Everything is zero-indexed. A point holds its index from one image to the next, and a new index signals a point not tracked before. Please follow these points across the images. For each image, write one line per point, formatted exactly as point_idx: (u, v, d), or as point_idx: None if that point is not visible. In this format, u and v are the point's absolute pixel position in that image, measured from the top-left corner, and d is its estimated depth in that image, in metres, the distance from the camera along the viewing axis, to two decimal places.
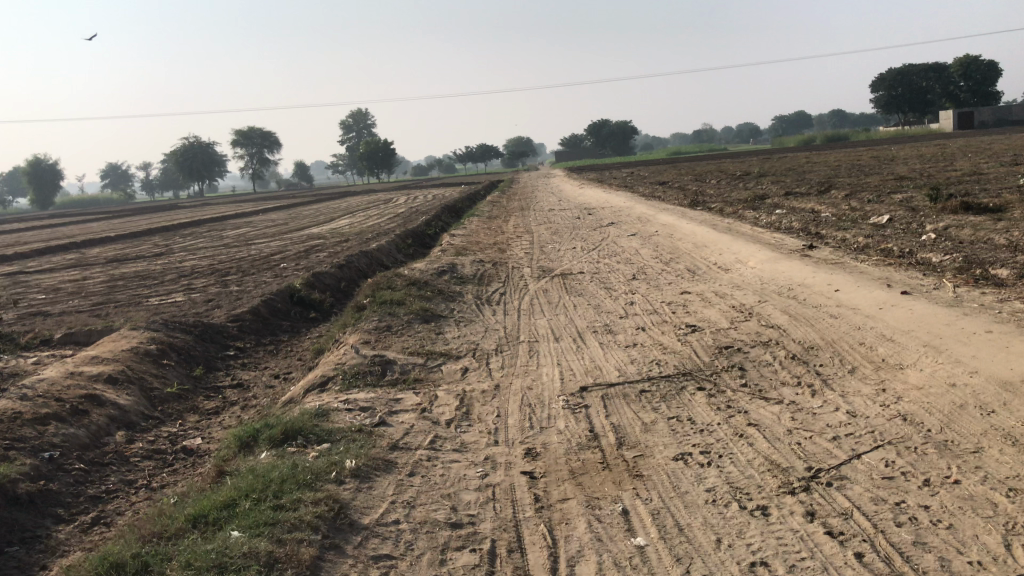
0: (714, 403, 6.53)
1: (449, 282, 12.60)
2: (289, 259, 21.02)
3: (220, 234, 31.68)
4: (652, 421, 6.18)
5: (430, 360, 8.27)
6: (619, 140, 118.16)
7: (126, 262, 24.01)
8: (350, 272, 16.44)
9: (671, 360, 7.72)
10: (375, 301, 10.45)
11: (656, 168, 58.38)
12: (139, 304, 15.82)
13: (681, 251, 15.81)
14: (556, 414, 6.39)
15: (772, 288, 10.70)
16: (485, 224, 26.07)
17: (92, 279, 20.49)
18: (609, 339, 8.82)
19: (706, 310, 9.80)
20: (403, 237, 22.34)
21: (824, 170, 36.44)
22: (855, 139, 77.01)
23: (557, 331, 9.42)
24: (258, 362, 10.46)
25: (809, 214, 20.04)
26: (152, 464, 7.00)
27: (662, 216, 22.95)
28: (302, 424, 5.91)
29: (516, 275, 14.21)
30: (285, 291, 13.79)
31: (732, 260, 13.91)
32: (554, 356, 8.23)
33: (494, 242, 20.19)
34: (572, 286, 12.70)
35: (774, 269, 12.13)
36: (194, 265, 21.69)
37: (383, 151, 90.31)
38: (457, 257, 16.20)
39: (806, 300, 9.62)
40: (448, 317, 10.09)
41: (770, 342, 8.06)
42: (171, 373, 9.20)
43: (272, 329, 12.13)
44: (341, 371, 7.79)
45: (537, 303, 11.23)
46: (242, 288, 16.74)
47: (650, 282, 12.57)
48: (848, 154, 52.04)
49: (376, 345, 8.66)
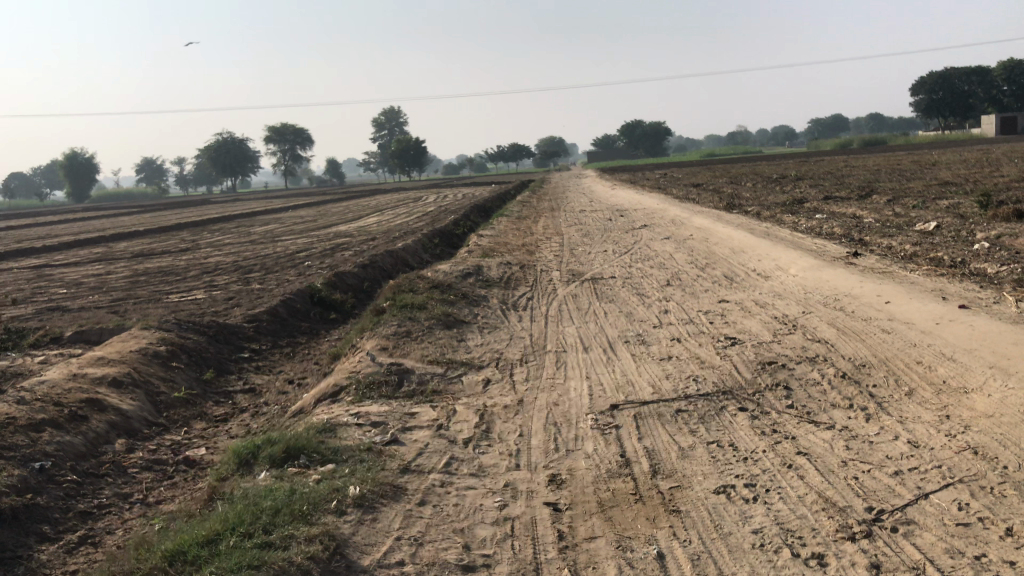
0: (758, 427, 5.95)
1: (474, 285, 12.09)
2: (313, 257, 20.64)
3: (249, 229, 31.51)
4: (689, 446, 5.60)
5: (451, 369, 7.76)
6: (653, 141, 117.11)
7: (152, 257, 23.81)
8: (374, 272, 16.00)
9: (710, 377, 7.14)
10: (395, 305, 9.97)
11: (690, 170, 57.48)
12: (159, 301, 15.50)
13: (717, 256, 15.17)
14: (585, 436, 5.84)
15: (817, 298, 10.07)
16: (515, 224, 25.58)
17: (116, 274, 20.27)
18: (642, 351, 8.26)
19: (746, 320, 9.20)
20: (431, 236, 21.87)
21: (863, 174, 35.45)
22: (894, 143, 75.54)
23: (587, 340, 8.88)
24: (273, 366, 10.03)
25: (851, 220, 19.27)
26: (152, 477, 6.57)
27: (696, 219, 22.25)
28: (306, 442, 5.42)
29: (545, 278, 13.69)
30: (306, 291, 13.36)
31: (772, 266, 13.28)
32: (583, 369, 7.67)
33: (524, 243, 19.66)
34: (603, 292, 12.14)
35: (817, 278, 11.49)
36: (219, 262, 21.42)
37: (414, 148, 90.08)
38: (484, 259, 15.71)
39: (854, 312, 8.98)
40: (471, 323, 9.58)
41: (817, 358, 7.45)
42: (181, 376, 8.78)
43: (291, 330, 11.71)
44: (355, 381, 7.30)
45: (566, 310, 10.70)
46: (264, 286, 16.39)
47: (685, 288, 11.98)
48: (888, 157, 50.81)
49: (394, 352, 8.17)
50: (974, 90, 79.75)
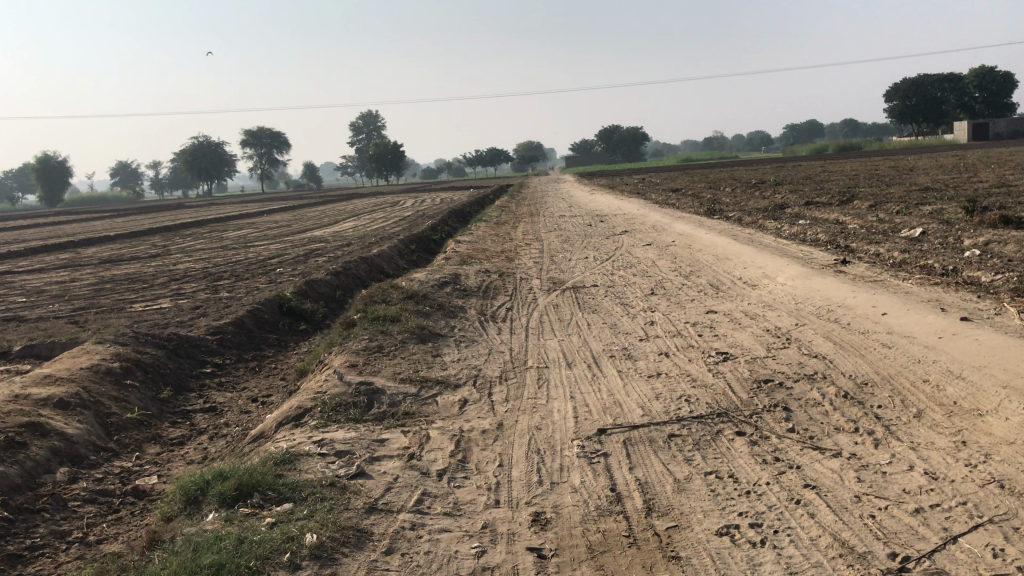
0: (759, 455, 5.47)
1: (450, 295, 11.55)
2: (286, 264, 20.02)
3: (221, 235, 30.80)
4: (686, 478, 5.11)
5: (425, 388, 7.22)
6: (630, 145, 117.08)
7: (119, 264, 23.06)
8: (347, 281, 15.41)
9: (703, 396, 6.65)
10: (367, 317, 9.40)
11: (667, 174, 57.26)
12: (121, 310, 14.83)
13: (701, 264, 14.73)
14: (571, 466, 5.33)
15: (809, 309, 9.62)
16: (493, 230, 25.08)
17: (79, 282, 19.52)
18: (629, 366, 7.77)
19: (737, 333, 8.72)
20: (407, 242, 21.31)
21: (842, 179, 35.27)
22: (869, 148, 75.85)
23: (570, 355, 8.36)
24: (236, 382, 9.44)
25: (835, 226, 18.92)
26: (95, 512, 5.97)
27: (677, 225, 21.85)
28: (262, 477, 4.87)
29: (524, 287, 13.19)
30: (274, 300, 12.76)
31: (759, 274, 12.86)
32: (566, 388, 7.15)
33: (502, 250, 19.14)
34: (586, 302, 11.64)
35: (807, 287, 11.07)
36: (188, 268, 20.74)
37: (392, 153, 89.31)
38: (461, 266, 15.17)
39: (850, 324, 8.53)
40: (447, 337, 9.03)
41: (816, 376, 6.98)
42: (135, 395, 8.18)
43: (257, 343, 11.13)
44: (320, 402, 6.75)
45: (548, 321, 10.18)
46: (234, 294, 15.77)
47: (670, 298, 11.52)
48: (865, 162, 50.85)
49: (364, 369, 7.61)
50: (947, 97, 80.19)
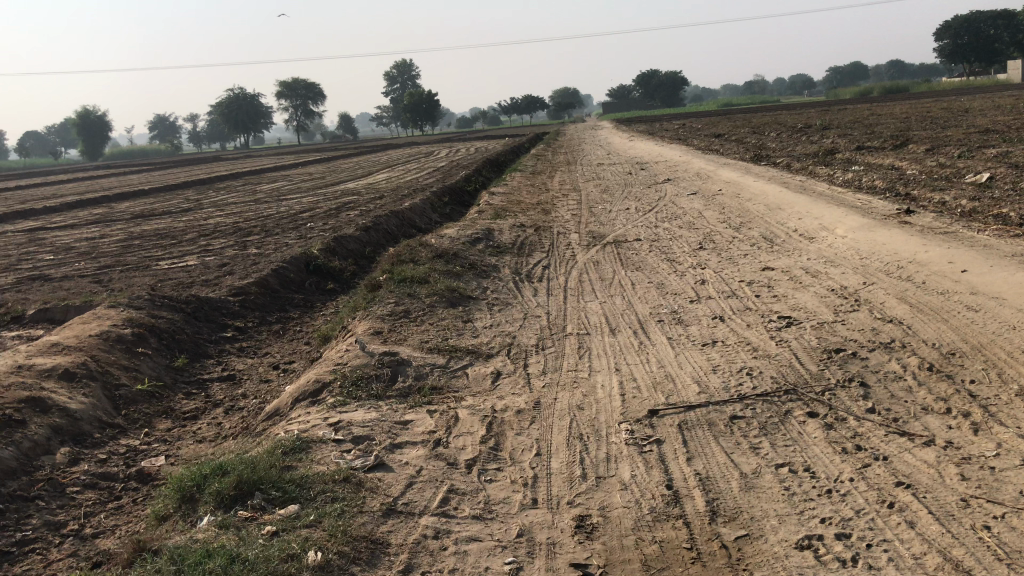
0: (836, 443, 4.76)
1: (483, 253, 10.84)
2: (317, 218, 19.43)
3: (255, 187, 30.36)
4: (754, 472, 4.42)
5: (454, 360, 6.56)
6: (669, 90, 114.22)
7: (151, 219, 22.66)
8: (377, 236, 14.75)
9: (766, 370, 5.92)
10: (393, 278, 8.74)
11: (708, 120, 55.67)
12: (147, 269, 14.34)
13: (751, 215, 13.82)
14: (619, 456, 4.66)
15: (877, 266, 8.77)
16: (529, 180, 24.29)
17: (109, 238, 19.13)
18: (680, 335, 7.05)
19: (799, 294, 7.93)
20: (440, 194, 20.62)
21: (892, 122, 33.74)
22: (918, 89, 72.99)
23: (613, 320, 7.65)
24: (258, 348, 8.86)
25: (892, 172, 17.80)
26: (96, 499, 5.33)
27: (722, 172, 20.83)
28: (266, 474, 4.24)
29: (562, 242, 12.46)
30: (300, 258, 12.13)
31: (815, 226, 11.98)
32: (609, 360, 6.47)
33: (538, 201, 18.35)
34: (628, 258, 10.90)
35: (870, 240, 10.19)
36: (218, 224, 20.22)
37: (426, 102, 88.06)
38: (495, 221, 14.41)
39: (925, 284, 7.67)
40: (479, 300, 8.35)
41: (894, 345, 6.19)
42: (148, 364, 7.60)
43: (282, 304, 10.55)
44: (340, 375, 6.12)
45: (588, 280, 9.48)
46: (263, 251, 15.23)
47: (720, 253, 10.73)
48: (916, 104, 48.77)
49: (388, 338, 6.97)
50: (1001, 34, 76.49)
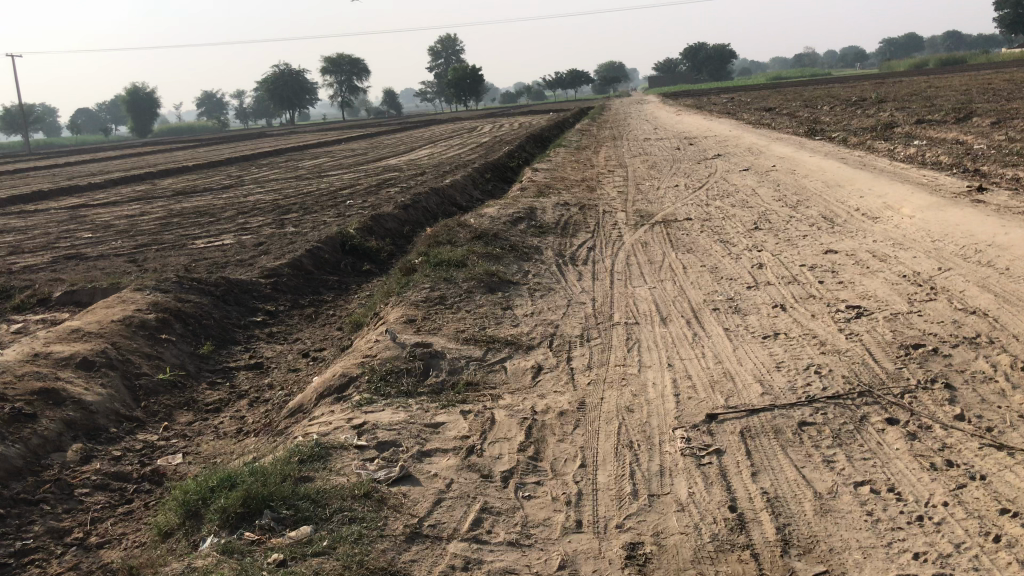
0: (924, 456, 4.17)
1: (525, 233, 10.32)
2: (356, 195, 19.06)
3: (297, 164, 30.18)
4: (831, 492, 3.86)
5: (492, 352, 6.06)
6: (717, 63, 111.82)
7: (192, 196, 22.53)
8: (416, 215, 14.30)
9: (837, 368, 5.33)
10: (429, 261, 8.26)
11: (757, 94, 54.25)
12: (182, 247, 14.09)
13: (809, 192, 13.09)
14: (675, 470, 4.13)
15: (952, 249, 8.06)
16: (573, 155, 23.68)
17: (149, 215, 19.00)
18: (738, 326, 6.48)
19: (868, 281, 7.29)
20: (482, 170, 20.12)
21: (953, 94, 32.30)
22: (976, 61, 70.43)
23: (664, 308, 7.10)
24: (288, 334, 8.48)
25: (958, 147, 16.84)
26: (104, 502, 4.94)
27: (775, 147, 19.99)
28: (278, 488, 3.79)
29: (609, 221, 11.89)
30: (336, 237, 11.73)
31: (878, 204, 11.25)
32: (661, 353, 5.93)
33: (583, 178, 17.77)
34: (678, 238, 10.32)
35: (942, 220, 9.46)
36: (257, 201, 19.98)
37: (470, 77, 87.29)
38: (537, 198, 13.86)
39: (1009, 270, 6.97)
40: (520, 285, 7.84)
41: (981, 341, 5.54)
42: (171, 352, 7.23)
43: (316, 286, 10.17)
44: (368, 369, 5.66)
45: (636, 262, 8.92)
46: (300, 229, 14.89)
47: (778, 234, 10.09)
48: (977, 76, 46.82)
49: (422, 328, 6.50)
50: None
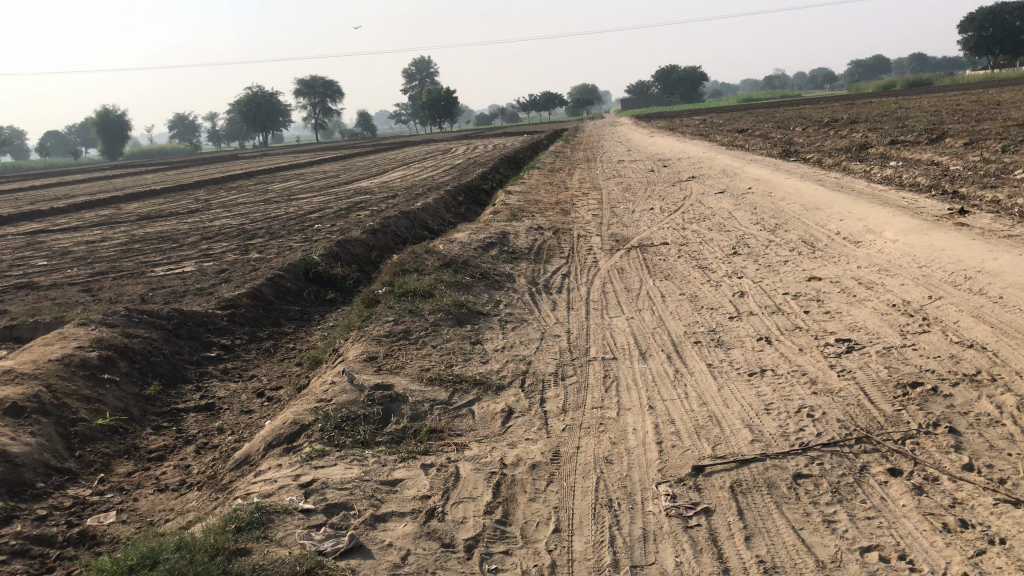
0: (935, 515, 3.75)
1: (496, 259, 9.88)
2: (325, 219, 18.58)
3: (266, 186, 29.63)
4: (835, 561, 3.43)
5: (459, 393, 5.59)
6: (689, 85, 112.51)
7: (156, 220, 21.92)
8: (385, 240, 13.84)
9: (830, 411, 4.92)
10: (394, 292, 7.80)
11: (730, 115, 54.47)
12: (141, 275, 13.52)
13: (787, 215, 12.80)
14: (659, 534, 3.69)
15: (941, 276, 7.72)
16: (547, 177, 23.37)
17: (110, 241, 18.38)
18: (722, 362, 6.07)
19: (856, 312, 6.92)
20: (454, 193, 19.72)
21: (925, 115, 32.41)
22: (942, 83, 71.08)
23: (643, 341, 6.68)
24: (244, 371, 7.96)
25: (935, 168, 16.68)
26: (21, 572, 4.39)
27: (750, 169, 19.78)
28: (206, 568, 3.29)
29: (583, 246, 11.50)
30: (299, 264, 11.23)
31: (859, 227, 10.96)
32: (641, 394, 5.49)
33: (557, 201, 17.40)
34: (655, 264, 9.93)
35: (926, 244, 9.15)
36: (223, 225, 19.42)
37: (444, 99, 87.15)
38: (510, 222, 13.45)
39: (1003, 298, 6.62)
40: (491, 316, 7.38)
41: (983, 377, 5.15)
42: (113, 394, 6.65)
43: (276, 316, 9.67)
44: (322, 416, 5.18)
45: (611, 290, 8.51)
46: (264, 255, 14.38)
47: (758, 259, 9.74)
48: (945, 97, 47.12)
49: (383, 367, 6.01)
50: None
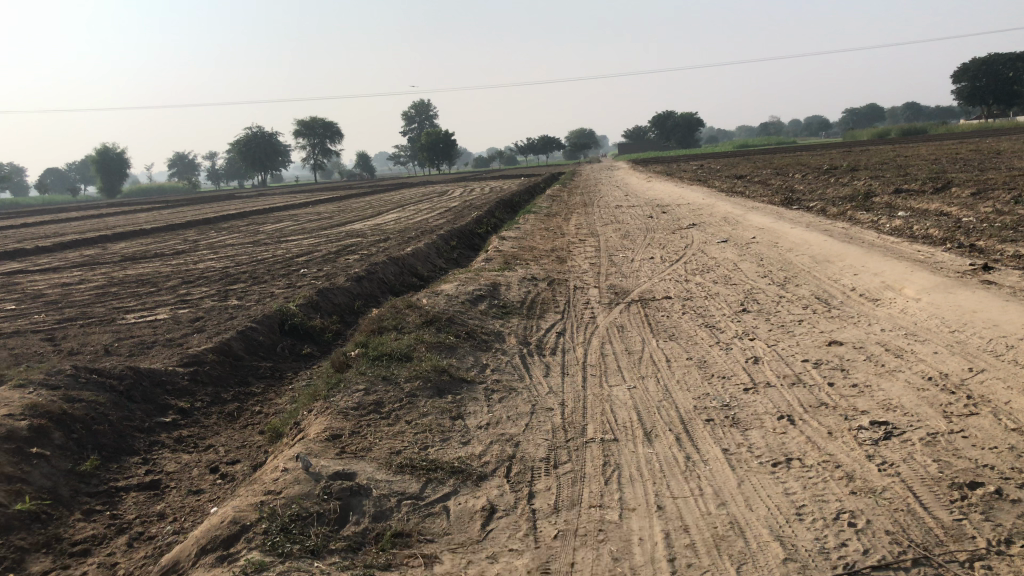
0: None
1: (485, 315, 9.10)
2: (311, 263, 17.80)
3: (256, 227, 28.90)
4: None
5: (433, 484, 4.76)
6: (686, 130, 112.85)
7: (137, 261, 21.11)
8: (370, 288, 13.04)
9: (876, 519, 4.10)
10: (367, 355, 7.01)
11: (728, 160, 54.20)
12: (109, 322, 12.65)
13: (796, 268, 12.06)
14: None
15: (978, 343, 6.95)
16: (543, 222, 22.71)
17: (85, 283, 17.54)
18: (741, 446, 5.25)
19: (889, 387, 6.12)
20: (447, 237, 19.02)
21: (926, 163, 31.96)
22: (937, 131, 71.16)
23: (649, 417, 5.86)
24: (200, 439, 7.07)
25: (945, 219, 15.99)
26: None
27: (753, 216, 19.15)
28: None
29: (581, 298, 10.73)
30: (274, 316, 10.42)
31: (876, 283, 10.22)
32: (648, 488, 4.66)
33: (553, 247, 16.69)
34: (657, 321, 9.15)
35: (955, 305, 8.39)
36: (205, 268, 18.63)
37: (442, 140, 87.16)
38: (503, 272, 12.70)
39: None
40: (475, 385, 6.56)
41: None
42: (41, 471, 5.67)
43: (244, 375, 8.83)
44: (267, 514, 4.32)
45: (611, 352, 7.71)
46: (242, 302, 13.56)
47: (770, 317, 8.97)
48: (942, 145, 46.88)
49: (346, 448, 5.18)
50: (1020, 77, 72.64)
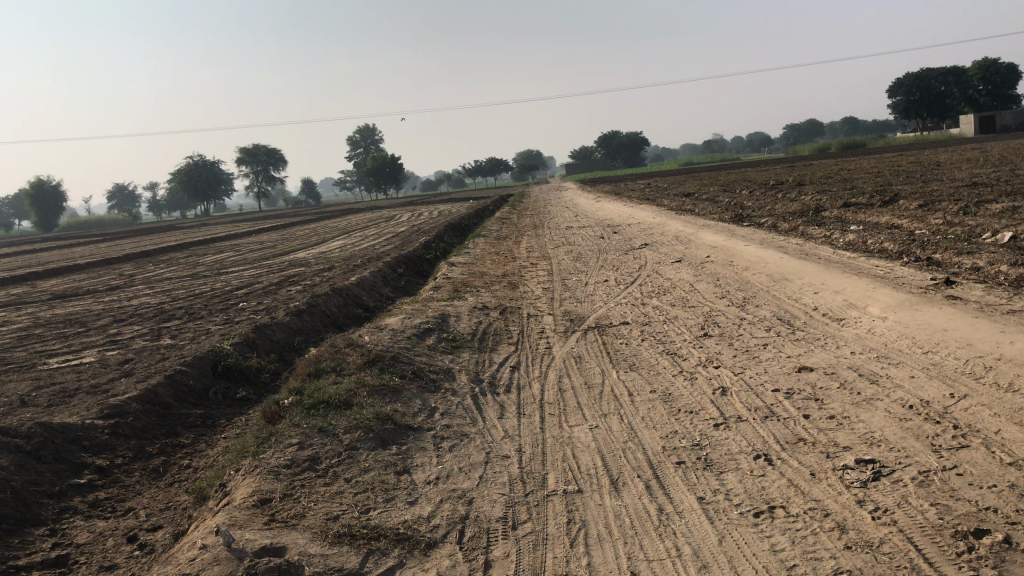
0: None
1: (433, 351, 8.51)
2: (251, 297, 17.02)
3: (198, 259, 27.96)
4: None
5: (375, 557, 4.17)
6: (631, 149, 113.72)
7: (69, 299, 20.09)
8: (312, 322, 12.36)
9: None
10: (304, 404, 6.38)
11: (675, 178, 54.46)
12: (31, 368, 11.78)
13: (754, 288, 11.70)
14: None
15: (956, 366, 6.57)
16: (493, 246, 22.22)
17: (11, 325, 16.54)
18: (718, 494, 4.75)
19: (870, 418, 5.68)
20: (394, 264, 18.40)
21: (869, 177, 32.28)
22: (875, 145, 72.58)
23: (614, 462, 5.33)
24: (119, 503, 6.36)
25: (897, 232, 15.85)
26: None
27: (705, 234, 18.87)
28: None
29: (535, 327, 10.22)
30: (206, 356, 9.70)
31: (837, 302, 9.87)
32: (620, 550, 4.13)
33: (503, 272, 16.19)
34: (616, 350, 8.66)
35: (923, 323, 8.04)
36: (139, 304, 17.74)
37: (389, 165, 86.48)
38: (452, 301, 12.12)
39: None
40: (422, 433, 5.98)
41: None
42: None
43: (173, 424, 8.11)
44: None
45: (569, 387, 7.18)
46: (177, 340, 12.79)
47: (734, 342, 8.54)
48: (881, 159, 47.62)
49: (276, 516, 4.56)
50: (951, 90, 74.54)
